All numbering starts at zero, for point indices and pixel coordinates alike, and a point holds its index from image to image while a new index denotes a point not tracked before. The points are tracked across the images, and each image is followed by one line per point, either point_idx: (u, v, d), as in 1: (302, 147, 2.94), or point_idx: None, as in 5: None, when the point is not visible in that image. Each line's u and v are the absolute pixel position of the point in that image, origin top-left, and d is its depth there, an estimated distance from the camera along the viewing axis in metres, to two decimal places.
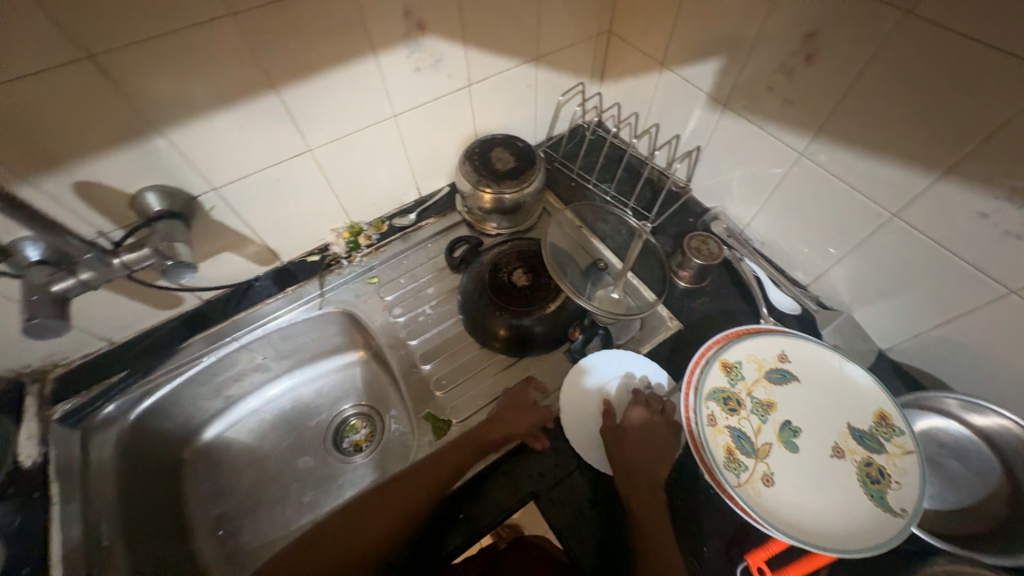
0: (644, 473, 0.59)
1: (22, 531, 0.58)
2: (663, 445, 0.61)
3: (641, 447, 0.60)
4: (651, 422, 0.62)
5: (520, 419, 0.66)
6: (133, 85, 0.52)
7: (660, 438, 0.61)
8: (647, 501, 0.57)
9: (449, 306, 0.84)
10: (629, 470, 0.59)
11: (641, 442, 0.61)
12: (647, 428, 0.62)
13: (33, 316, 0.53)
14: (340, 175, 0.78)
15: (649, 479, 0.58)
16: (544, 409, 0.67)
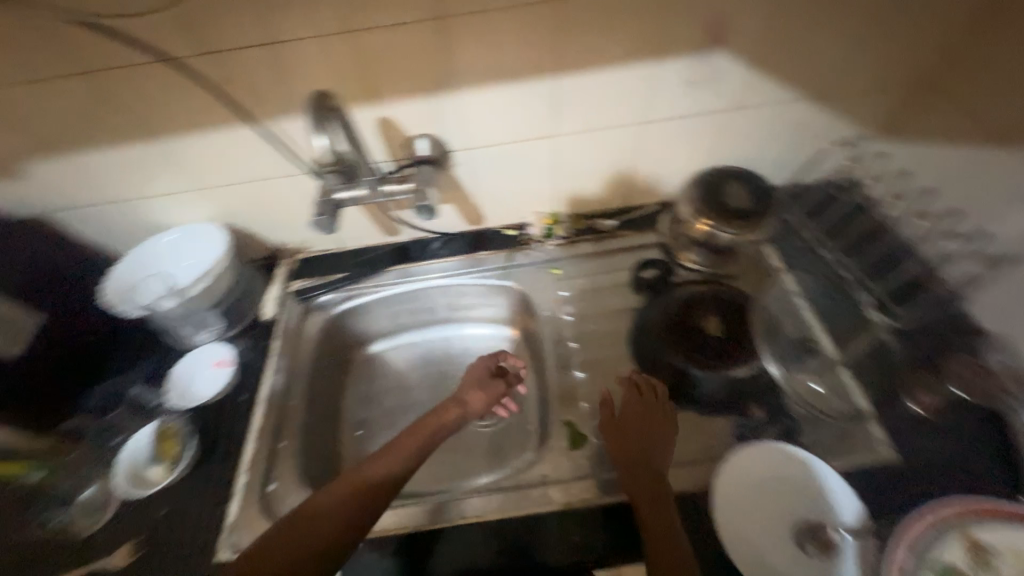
0: (647, 468, 0.58)
1: (251, 365, 0.78)
2: (652, 435, 0.62)
3: (643, 436, 0.62)
4: (655, 417, 0.63)
5: (479, 393, 0.72)
6: (456, 49, 0.60)
7: (664, 435, 0.62)
8: (650, 491, 0.55)
9: (619, 323, 0.80)
10: (628, 458, 0.59)
11: (642, 431, 0.62)
12: (651, 420, 0.63)
13: (320, 212, 0.67)
14: (567, 165, 0.81)
15: (657, 473, 0.57)
16: (502, 384, 0.74)
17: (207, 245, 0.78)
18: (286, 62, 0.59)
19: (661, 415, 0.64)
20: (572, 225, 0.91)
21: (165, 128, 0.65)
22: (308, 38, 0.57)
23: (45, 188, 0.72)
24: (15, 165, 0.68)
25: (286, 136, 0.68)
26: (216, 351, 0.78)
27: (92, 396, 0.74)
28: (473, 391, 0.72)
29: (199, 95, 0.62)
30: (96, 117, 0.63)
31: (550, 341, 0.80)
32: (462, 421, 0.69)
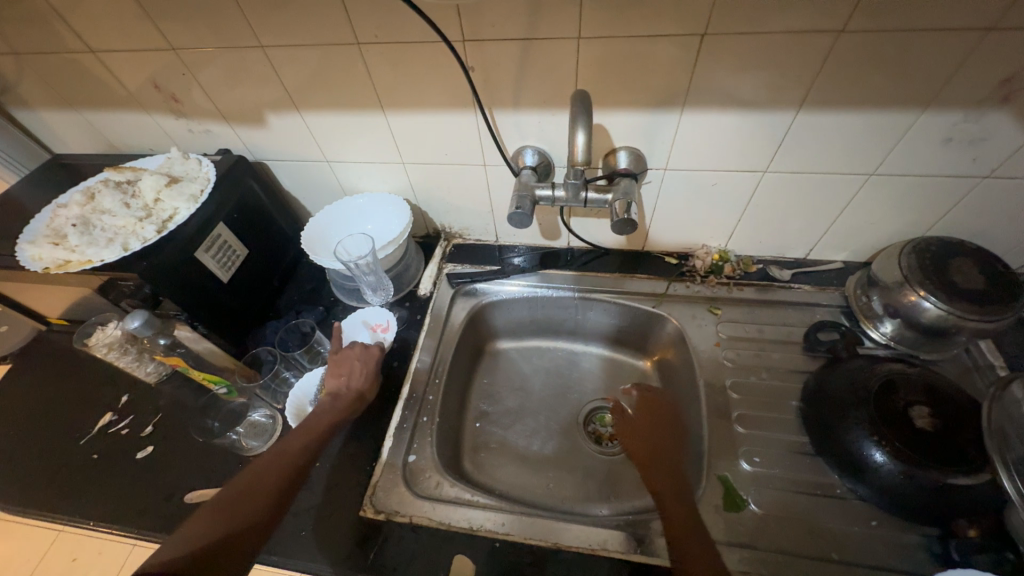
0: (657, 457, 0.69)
1: (406, 336, 0.82)
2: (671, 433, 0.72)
3: (659, 434, 0.72)
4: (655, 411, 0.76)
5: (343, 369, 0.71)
6: (705, 68, 0.58)
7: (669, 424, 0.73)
8: (672, 478, 0.65)
9: (786, 383, 0.73)
10: (654, 456, 0.69)
11: (658, 429, 0.73)
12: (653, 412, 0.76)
13: (519, 205, 0.66)
14: (761, 204, 0.76)
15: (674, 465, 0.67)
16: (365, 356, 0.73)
17: (395, 214, 0.83)
18: (530, 57, 0.60)
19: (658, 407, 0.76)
20: (742, 266, 0.85)
21: (395, 105, 0.69)
22: (560, 38, 0.57)
23: (275, 138, 0.79)
24: (259, 114, 0.76)
25: (501, 128, 0.70)
26: (377, 316, 0.83)
27: (264, 331, 0.80)
28: (341, 375, 0.70)
29: (436, 79, 0.65)
30: (340, 85, 0.68)
31: (704, 386, 0.74)
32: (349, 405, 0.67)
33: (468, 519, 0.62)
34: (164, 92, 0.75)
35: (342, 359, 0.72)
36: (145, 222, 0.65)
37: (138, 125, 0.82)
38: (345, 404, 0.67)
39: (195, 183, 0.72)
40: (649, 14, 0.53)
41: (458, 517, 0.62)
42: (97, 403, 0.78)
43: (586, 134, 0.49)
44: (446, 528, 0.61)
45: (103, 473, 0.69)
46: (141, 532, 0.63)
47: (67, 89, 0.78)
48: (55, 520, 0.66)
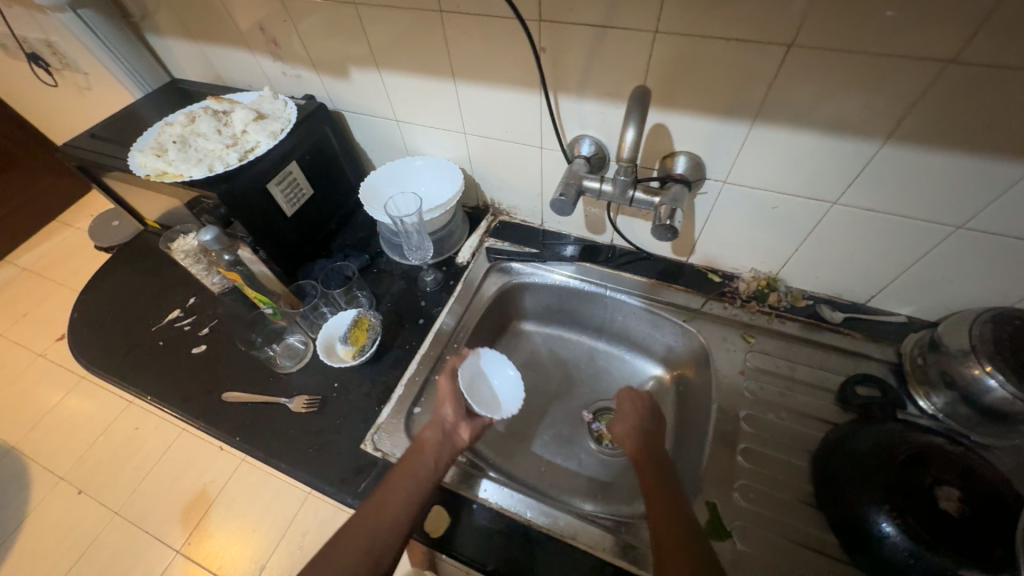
0: (657, 456, 0.66)
1: (436, 298, 0.86)
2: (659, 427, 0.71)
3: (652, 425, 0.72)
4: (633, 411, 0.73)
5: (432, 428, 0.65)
6: (785, 80, 0.54)
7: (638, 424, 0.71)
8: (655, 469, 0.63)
9: (807, 429, 0.69)
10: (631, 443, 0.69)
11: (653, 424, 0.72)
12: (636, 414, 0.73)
13: (564, 193, 0.66)
14: (824, 237, 0.70)
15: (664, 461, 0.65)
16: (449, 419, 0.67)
17: (448, 181, 0.86)
18: (602, 47, 0.59)
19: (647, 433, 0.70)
20: (790, 299, 0.80)
21: (466, 76, 0.71)
22: (636, 31, 0.56)
23: (354, 91, 0.85)
24: (344, 68, 0.81)
25: (563, 113, 0.70)
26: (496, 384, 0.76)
27: (312, 267, 0.87)
28: (430, 427, 0.65)
29: (507, 55, 0.65)
30: (418, 48, 0.71)
31: (716, 412, 0.72)
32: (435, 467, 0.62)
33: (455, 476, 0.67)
34: (267, 35, 0.82)
35: (444, 397, 0.69)
36: (230, 150, 0.73)
37: (242, 62, 0.91)
38: (441, 455, 0.63)
39: (278, 122, 0.79)
40: (733, 19, 0.51)
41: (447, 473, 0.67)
42: (170, 299, 0.91)
43: (637, 131, 0.47)
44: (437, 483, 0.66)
45: (163, 359, 0.81)
46: (184, 415, 0.73)
47: (190, 21, 0.87)
48: (122, 388, 0.78)
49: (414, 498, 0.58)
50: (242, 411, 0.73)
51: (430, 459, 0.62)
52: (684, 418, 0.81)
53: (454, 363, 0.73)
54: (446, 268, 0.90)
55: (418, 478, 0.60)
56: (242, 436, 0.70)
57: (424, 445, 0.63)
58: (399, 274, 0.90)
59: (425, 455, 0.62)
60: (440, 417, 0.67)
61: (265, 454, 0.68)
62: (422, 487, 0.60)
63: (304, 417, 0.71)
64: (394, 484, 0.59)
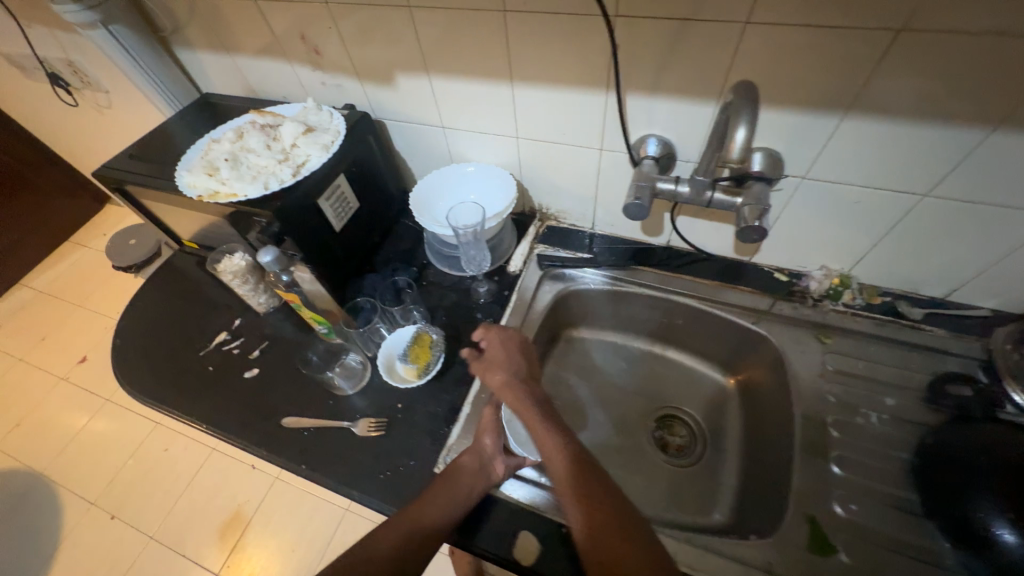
0: (572, 442, 0.58)
1: (492, 309, 0.83)
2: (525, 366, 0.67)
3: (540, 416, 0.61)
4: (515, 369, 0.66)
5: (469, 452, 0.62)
6: (888, 67, 0.51)
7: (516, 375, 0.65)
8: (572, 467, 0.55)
9: (900, 433, 0.66)
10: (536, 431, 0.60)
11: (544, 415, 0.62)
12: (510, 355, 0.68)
13: (638, 196, 0.64)
14: (907, 230, 0.67)
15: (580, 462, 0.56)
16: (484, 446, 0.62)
17: (500, 188, 0.84)
18: (682, 41, 0.56)
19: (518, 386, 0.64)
20: (864, 296, 0.77)
21: (524, 77, 0.68)
22: (722, 22, 0.53)
23: (398, 98, 0.82)
24: (390, 74, 0.78)
25: (629, 112, 0.67)
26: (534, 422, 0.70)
27: (362, 283, 0.84)
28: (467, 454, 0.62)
29: (573, 54, 0.63)
30: (473, 50, 0.68)
31: (799, 417, 0.69)
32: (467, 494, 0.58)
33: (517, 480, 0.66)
34: (308, 43, 0.79)
35: (485, 429, 0.65)
36: (283, 166, 0.71)
37: (279, 73, 0.88)
38: (473, 484, 0.59)
39: (328, 134, 0.76)
40: (835, 5, 0.48)
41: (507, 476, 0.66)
42: (215, 321, 0.88)
43: (749, 131, 0.44)
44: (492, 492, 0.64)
45: (215, 384, 0.78)
46: (244, 443, 0.70)
47: (225, 33, 0.84)
48: (175, 416, 0.75)
49: (442, 520, 0.56)
50: (304, 436, 0.70)
51: (464, 484, 0.59)
52: (757, 423, 0.78)
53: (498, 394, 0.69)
54: (499, 277, 0.87)
55: (445, 501, 0.57)
56: (307, 463, 0.67)
57: (459, 469, 0.60)
58: (449, 285, 0.87)
59: (460, 479, 0.59)
60: (478, 446, 0.63)
61: (335, 482, 0.65)
62: (452, 511, 0.57)
63: (371, 440, 0.68)
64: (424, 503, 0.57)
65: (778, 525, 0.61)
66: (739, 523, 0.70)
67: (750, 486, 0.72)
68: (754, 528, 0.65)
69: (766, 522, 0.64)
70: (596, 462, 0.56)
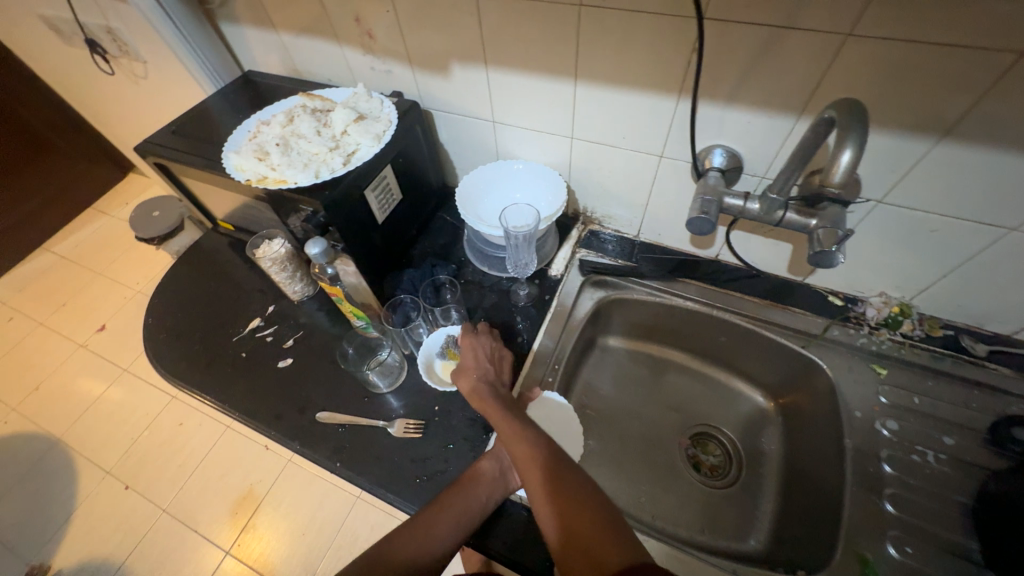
0: (542, 443, 0.56)
1: (532, 314, 0.81)
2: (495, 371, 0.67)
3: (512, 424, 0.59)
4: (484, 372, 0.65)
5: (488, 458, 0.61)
6: (1001, 95, 0.47)
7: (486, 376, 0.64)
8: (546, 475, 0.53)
9: (958, 476, 0.63)
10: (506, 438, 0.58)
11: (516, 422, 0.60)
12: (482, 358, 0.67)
13: (704, 210, 0.61)
14: (984, 264, 0.63)
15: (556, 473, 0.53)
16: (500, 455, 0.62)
17: (550, 191, 0.82)
18: (773, 49, 0.52)
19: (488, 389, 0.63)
20: (924, 327, 0.73)
21: (590, 76, 0.65)
22: (822, 33, 0.49)
23: (450, 89, 0.79)
24: (445, 63, 0.75)
25: (699, 121, 0.64)
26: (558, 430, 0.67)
27: (401, 277, 0.82)
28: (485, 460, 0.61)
29: (648, 56, 0.59)
30: (539, 45, 0.65)
31: (852, 451, 0.66)
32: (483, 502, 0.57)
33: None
34: (362, 26, 0.76)
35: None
36: (334, 154, 0.68)
37: (327, 56, 0.86)
38: (491, 491, 0.58)
39: (379, 123, 0.73)
40: (956, 22, 0.44)
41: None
42: (248, 306, 0.86)
43: (856, 154, 0.41)
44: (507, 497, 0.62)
45: (248, 372, 0.77)
46: (278, 435, 0.69)
47: (274, 10, 0.81)
48: (208, 402, 0.74)
49: (461, 525, 0.55)
50: (339, 433, 0.68)
51: (483, 491, 0.58)
52: (800, 451, 0.76)
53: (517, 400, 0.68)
54: (539, 280, 0.85)
55: (462, 506, 0.56)
56: (342, 461, 0.65)
57: (478, 475, 0.59)
58: (488, 285, 0.84)
59: (478, 486, 0.58)
60: (498, 451, 0.62)
61: (370, 483, 0.63)
62: (471, 519, 0.56)
63: (408, 442, 0.67)
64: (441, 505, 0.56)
65: (827, 562, 0.59)
66: (779, 552, 0.68)
67: (792, 515, 0.70)
68: (798, 562, 0.63)
69: (813, 557, 0.62)
70: (573, 464, 0.55)
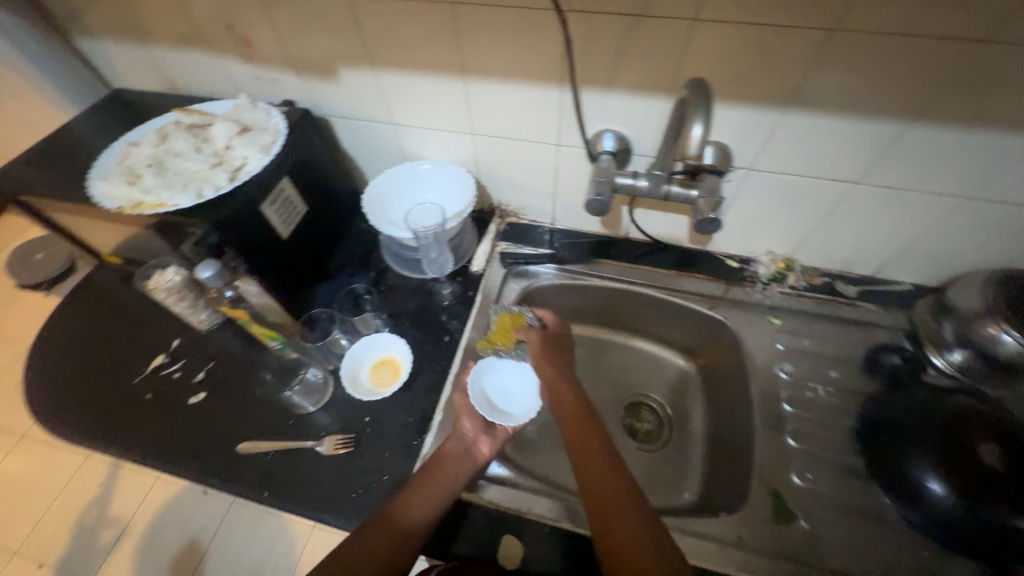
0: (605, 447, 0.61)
1: (457, 311, 0.81)
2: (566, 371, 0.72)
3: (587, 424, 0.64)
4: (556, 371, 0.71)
5: (451, 443, 0.62)
6: (824, 66, 0.54)
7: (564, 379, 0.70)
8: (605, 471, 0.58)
9: (843, 403, 0.72)
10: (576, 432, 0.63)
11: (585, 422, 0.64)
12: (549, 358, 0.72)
13: (598, 193, 0.65)
14: (842, 216, 0.72)
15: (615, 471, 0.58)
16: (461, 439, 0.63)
17: (458, 187, 0.81)
18: (636, 36, 0.56)
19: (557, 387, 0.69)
20: (805, 278, 0.83)
21: (479, 71, 0.66)
22: (674, 19, 0.54)
23: (344, 94, 0.77)
24: (332, 68, 0.73)
25: (586, 108, 0.67)
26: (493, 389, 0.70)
27: (318, 291, 0.81)
28: (452, 442, 0.62)
29: (528, 49, 0.61)
30: (424, 44, 0.65)
31: (757, 396, 0.73)
32: (455, 479, 0.59)
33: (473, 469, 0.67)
34: (236, 33, 0.72)
35: (461, 411, 0.66)
36: (217, 170, 0.65)
37: (204, 66, 0.80)
38: (460, 468, 0.60)
39: (266, 134, 0.70)
40: (777, 4, 0.50)
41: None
42: (148, 344, 0.79)
43: (705, 126, 0.46)
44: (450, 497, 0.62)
45: (157, 414, 0.71)
46: (196, 476, 0.64)
47: (134, 20, 0.75)
48: (110, 454, 0.67)
49: (438, 505, 0.56)
50: (264, 462, 0.65)
51: (451, 469, 0.59)
52: (718, 402, 0.82)
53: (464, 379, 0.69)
54: (461, 278, 0.85)
55: (439, 486, 0.57)
56: (271, 490, 0.62)
57: (447, 456, 0.60)
58: (411, 288, 0.84)
59: (445, 465, 0.59)
60: (459, 431, 0.64)
61: (303, 507, 0.61)
62: (445, 497, 0.56)
63: (340, 459, 0.65)
64: (415, 489, 0.56)
65: (746, 498, 0.65)
66: (709, 499, 0.74)
67: (716, 463, 0.76)
68: (723, 505, 0.69)
69: (734, 497, 0.68)
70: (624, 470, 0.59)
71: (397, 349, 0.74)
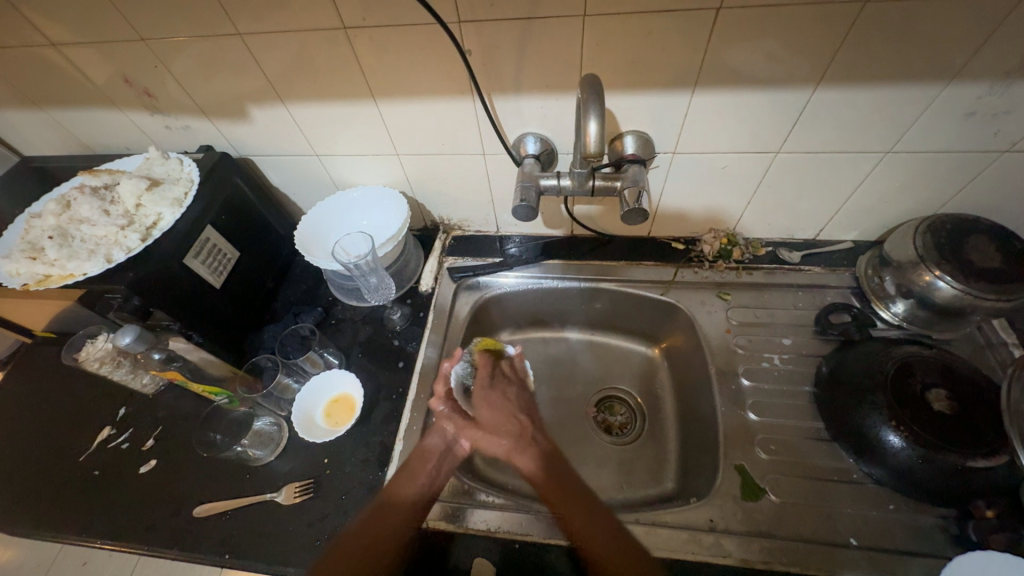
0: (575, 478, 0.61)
1: (410, 334, 0.80)
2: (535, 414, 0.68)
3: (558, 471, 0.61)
4: (518, 415, 0.66)
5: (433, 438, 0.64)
6: (719, 44, 0.54)
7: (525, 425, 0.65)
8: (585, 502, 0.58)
9: (802, 369, 0.72)
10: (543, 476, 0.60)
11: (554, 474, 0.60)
12: (506, 402, 0.68)
13: (524, 198, 0.64)
14: (772, 186, 0.73)
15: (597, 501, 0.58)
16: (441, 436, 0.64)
17: (392, 210, 0.80)
18: (532, 38, 0.56)
19: (518, 433, 0.64)
20: (751, 250, 0.83)
21: (389, 93, 0.65)
22: (565, 17, 0.53)
23: (259, 133, 0.75)
24: (241, 108, 0.71)
25: (500, 115, 0.66)
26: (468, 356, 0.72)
27: (262, 336, 0.78)
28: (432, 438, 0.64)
29: (431, 64, 0.60)
30: (325, 72, 0.63)
31: (716, 375, 0.73)
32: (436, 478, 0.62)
33: (449, 489, 0.65)
34: (136, 86, 0.69)
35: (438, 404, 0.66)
36: (128, 231, 0.62)
37: (113, 124, 0.78)
38: (441, 465, 0.63)
39: (178, 186, 0.68)
40: None
41: (439, 486, 0.65)
42: (93, 417, 0.76)
43: (599, 122, 0.47)
44: (424, 527, 0.60)
45: (106, 490, 0.68)
46: (150, 550, 0.61)
47: (28, 88, 0.72)
48: (60, 540, 0.64)
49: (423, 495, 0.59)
50: (221, 523, 0.62)
51: (431, 467, 0.62)
52: (684, 385, 0.82)
53: (443, 368, 0.68)
54: (412, 300, 0.84)
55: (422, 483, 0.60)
56: (231, 551, 0.60)
57: (429, 453, 0.63)
58: (361, 319, 0.82)
59: (426, 463, 0.62)
60: (439, 426, 0.65)
61: (265, 565, 0.58)
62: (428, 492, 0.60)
63: (300, 508, 0.62)
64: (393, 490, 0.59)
65: (715, 481, 0.65)
66: (685, 484, 0.73)
67: (688, 447, 0.76)
68: (697, 491, 0.68)
69: (704, 482, 0.67)
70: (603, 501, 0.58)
71: (350, 384, 0.73)
